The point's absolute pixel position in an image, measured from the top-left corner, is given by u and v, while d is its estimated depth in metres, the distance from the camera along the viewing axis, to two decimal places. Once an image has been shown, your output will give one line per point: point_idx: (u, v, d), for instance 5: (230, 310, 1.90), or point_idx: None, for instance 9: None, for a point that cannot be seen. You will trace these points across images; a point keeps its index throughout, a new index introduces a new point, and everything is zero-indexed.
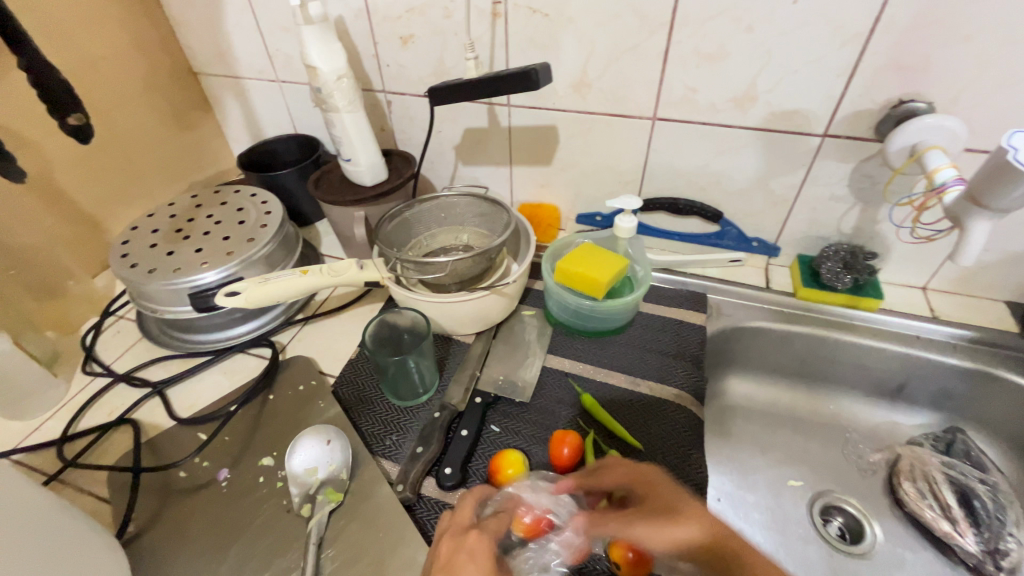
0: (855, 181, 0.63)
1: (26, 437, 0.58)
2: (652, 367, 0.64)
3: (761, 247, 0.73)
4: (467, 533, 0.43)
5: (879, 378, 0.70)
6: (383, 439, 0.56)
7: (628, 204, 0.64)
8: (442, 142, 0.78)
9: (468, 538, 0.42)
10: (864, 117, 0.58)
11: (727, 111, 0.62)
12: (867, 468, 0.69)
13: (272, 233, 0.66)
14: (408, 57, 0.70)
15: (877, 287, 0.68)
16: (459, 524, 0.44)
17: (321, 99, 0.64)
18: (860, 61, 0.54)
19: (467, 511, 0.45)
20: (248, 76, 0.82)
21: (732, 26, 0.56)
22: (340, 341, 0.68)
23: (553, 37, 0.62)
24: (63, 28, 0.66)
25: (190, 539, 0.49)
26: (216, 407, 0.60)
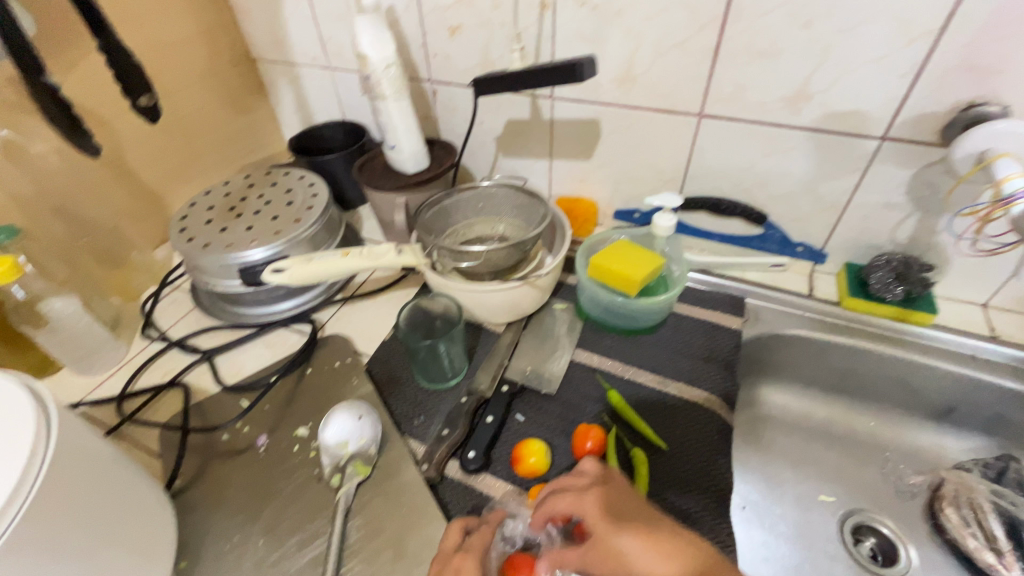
0: (914, 189, 0.59)
1: (90, 392, 0.63)
2: (683, 369, 0.63)
3: (806, 253, 0.71)
4: (453, 557, 0.44)
5: (926, 398, 0.67)
6: (411, 419, 0.58)
7: (668, 202, 0.64)
8: (484, 133, 0.79)
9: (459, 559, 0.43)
10: (929, 121, 0.54)
11: (778, 110, 0.60)
12: (905, 490, 0.66)
13: (317, 215, 0.69)
14: (455, 47, 0.71)
15: (931, 301, 0.65)
16: (445, 550, 0.45)
17: (370, 87, 0.65)
18: (928, 61, 0.51)
19: (451, 538, 0.46)
20: (302, 63, 0.85)
21: (789, 21, 0.54)
22: (375, 322, 0.70)
23: (600, 29, 0.62)
24: (138, 14, 0.70)
25: (229, 498, 0.53)
26: (258, 377, 0.63)
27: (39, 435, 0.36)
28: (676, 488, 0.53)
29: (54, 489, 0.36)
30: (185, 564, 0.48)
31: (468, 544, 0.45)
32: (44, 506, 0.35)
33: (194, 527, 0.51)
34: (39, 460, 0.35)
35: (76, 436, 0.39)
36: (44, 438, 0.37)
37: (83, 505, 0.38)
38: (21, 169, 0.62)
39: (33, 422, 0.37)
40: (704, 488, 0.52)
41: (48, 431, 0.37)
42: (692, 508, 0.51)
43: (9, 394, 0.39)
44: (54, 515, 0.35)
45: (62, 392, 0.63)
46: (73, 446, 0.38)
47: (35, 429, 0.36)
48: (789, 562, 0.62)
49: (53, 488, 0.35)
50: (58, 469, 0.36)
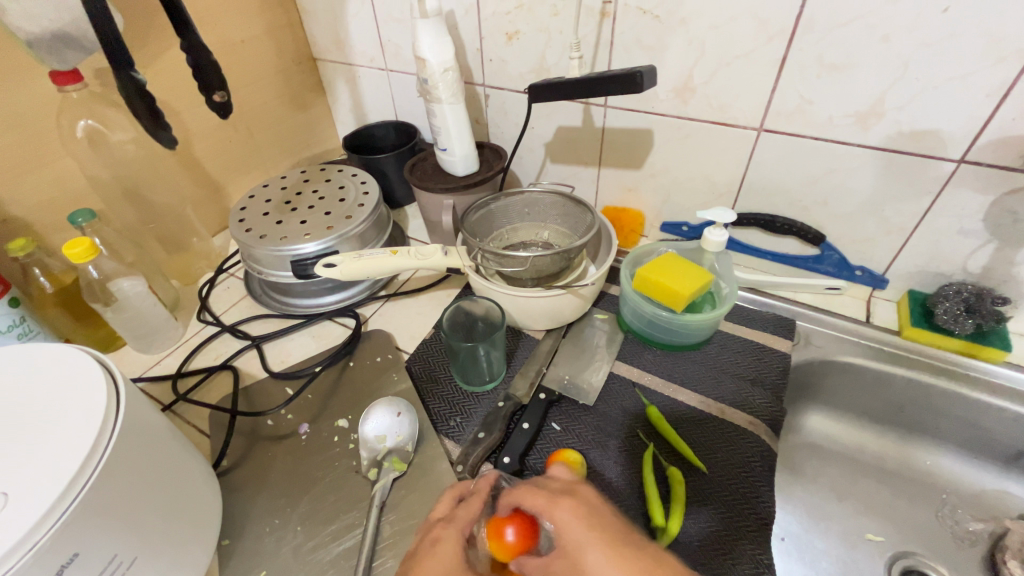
0: (992, 216, 0.56)
1: (149, 369, 0.67)
2: (727, 389, 0.61)
3: (864, 277, 0.67)
4: (437, 525, 0.44)
5: (992, 439, 0.62)
6: (447, 419, 0.58)
7: (721, 217, 0.61)
8: (534, 138, 0.79)
9: (442, 529, 0.43)
10: (1015, 145, 0.51)
11: (846, 127, 0.57)
12: (964, 537, 0.62)
13: (367, 212, 0.71)
14: (511, 52, 0.71)
15: (1004, 337, 0.60)
16: (433, 518, 0.46)
17: (427, 90, 0.67)
18: (1017, 81, 0.48)
19: (441, 508, 0.46)
20: (360, 64, 0.88)
21: (865, 35, 0.51)
22: (417, 321, 0.71)
23: (661, 38, 0.61)
24: (214, 13, 0.74)
25: (271, 482, 0.54)
26: (304, 366, 0.65)
27: (109, 410, 0.38)
28: (714, 510, 0.51)
29: (118, 463, 0.37)
30: (228, 542, 0.50)
31: (454, 516, 0.45)
32: (109, 478, 0.37)
33: (237, 507, 0.53)
34: (105, 437, 0.37)
35: (139, 412, 0.41)
36: (112, 413, 0.38)
37: (143, 479, 0.40)
38: (101, 155, 0.66)
39: (105, 398, 0.39)
40: (745, 515, 0.50)
41: (116, 407, 0.39)
42: (730, 534, 0.49)
43: (86, 368, 0.41)
44: (116, 486, 0.37)
45: (124, 367, 0.67)
46: (137, 421, 0.40)
47: (106, 404, 0.38)
48: None
49: (117, 460, 0.37)
50: (124, 443, 0.38)
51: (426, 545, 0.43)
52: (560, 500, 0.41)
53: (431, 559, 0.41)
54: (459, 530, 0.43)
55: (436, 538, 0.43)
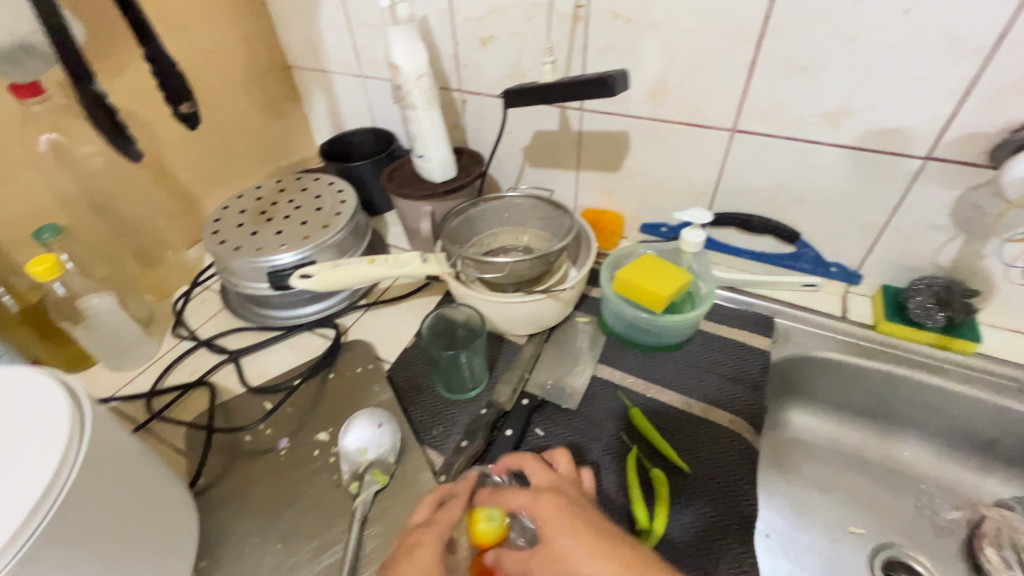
0: (959, 211, 0.57)
1: (121, 387, 0.65)
2: (709, 389, 0.61)
3: (840, 273, 0.68)
4: (417, 531, 0.43)
5: (967, 429, 0.63)
6: (430, 429, 0.58)
7: (699, 218, 0.63)
8: (512, 143, 0.79)
9: (422, 531, 0.43)
10: (979, 141, 0.52)
11: (817, 126, 0.58)
12: (942, 526, 0.63)
13: (345, 221, 0.70)
14: (486, 58, 0.71)
15: (975, 329, 0.62)
16: (412, 524, 0.45)
17: (401, 96, 0.66)
18: (978, 79, 0.49)
19: (421, 512, 0.46)
20: (335, 70, 0.87)
21: (832, 36, 0.52)
22: (398, 329, 0.70)
23: (634, 42, 0.61)
24: (182, 21, 0.73)
25: (250, 500, 0.53)
26: (283, 379, 0.64)
27: (70, 443, 0.37)
28: (698, 510, 0.51)
29: (78, 498, 0.36)
30: (206, 564, 0.49)
31: (434, 521, 0.44)
32: (68, 513, 0.35)
33: (215, 527, 0.51)
34: (65, 472, 0.35)
35: (104, 442, 0.39)
36: (73, 445, 0.37)
37: (106, 512, 0.38)
38: (67, 169, 0.64)
39: (67, 429, 0.37)
40: (729, 514, 0.51)
41: (78, 439, 0.37)
42: (714, 534, 0.50)
43: (48, 395, 0.39)
44: (76, 521, 0.36)
45: (96, 386, 0.65)
46: (103, 450, 0.39)
47: (67, 436, 0.37)
48: None
49: (78, 496, 0.36)
50: (85, 477, 0.37)
51: (404, 549, 0.42)
52: (543, 495, 0.42)
53: (411, 564, 0.40)
54: (438, 536, 0.42)
55: (416, 542, 0.42)
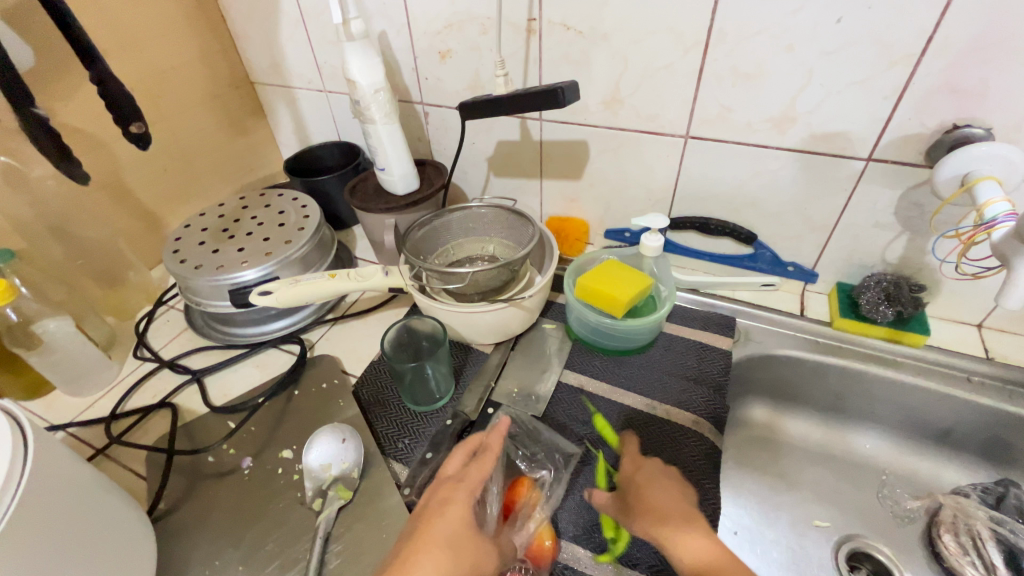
0: (902, 209, 0.59)
1: (81, 412, 0.64)
2: (672, 391, 0.62)
3: (796, 272, 0.70)
4: (447, 484, 0.48)
5: (922, 420, 0.65)
6: (395, 441, 0.58)
7: (655, 223, 0.64)
8: (475, 153, 0.80)
9: (451, 489, 0.47)
10: (914, 142, 0.54)
11: (765, 131, 0.60)
12: (903, 516, 0.64)
13: (308, 236, 0.70)
14: (445, 71, 0.72)
15: (924, 323, 0.64)
16: (444, 474, 0.49)
17: (360, 111, 0.66)
18: (909, 83, 0.51)
19: (453, 464, 0.50)
20: (298, 86, 0.87)
21: (772, 45, 0.54)
22: (365, 343, 0.70)
23: (586, 54, 0.62)
24: (137, 41, 0.72)
25: (211, 523, 0.52)
26: (246, 398, 0.63)
27: (8, 482, 0.35)
28: None
29: (12, 538, 0.34)
30: None
31: (464, 477, 0.48)
32: (6, 550, 0.34)
33: (175, 552, 0.51)
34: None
35: (47, 478, 0.38)
36: (11, 486, 0.36)
37: (48, 549, 0.37)
38: (19, 192, 0.63)
39: (5, 467, 0.36)
40: None
41: (18, 478, 0.36)
42: None
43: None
44: (14, 560, 0.34)
45: (53, 412, 0.64)
46: (45, 485, 0.38)
47: (6, 474, 0.36)
48: None
49: (12, 537, 0.34)
50: (21, 517, 0.35)
51: (435, 502, 0.46)
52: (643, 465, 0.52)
53: (438, 520, 0.44)
54: (467, 492, 0.46)
55: (446, 497, 0.46)
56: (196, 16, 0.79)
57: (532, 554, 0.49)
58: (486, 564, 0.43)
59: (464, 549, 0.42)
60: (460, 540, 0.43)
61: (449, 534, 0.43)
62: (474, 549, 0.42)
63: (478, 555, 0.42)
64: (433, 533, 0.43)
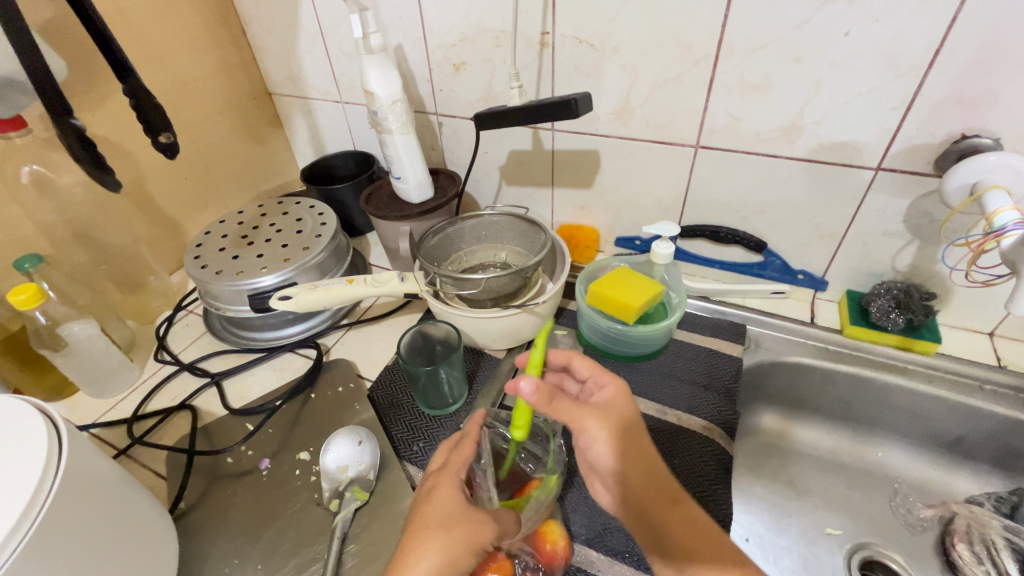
0: (911, 218, 0.60)
1: (104, 413, 0.65)
2: (682, 397, 0.63)
3: (805, 280, 0.71)
4: (434, 474, 0.49)
5: (934, 428, 0.65)
6: (410, 444, 0.59)
7: (666, 230, 0.65)
8: (487, 162, 0.82)
9: (437, 478, 0.48)
10: (923, 152, 0.55)
11: (773, 141, 0.61)
12: (915, 524, 0.64)
13: (325, 242, 0.71)
14: (459, 82, 0.74)
15: (934, 330, 0.64)
16: (431, 469, 0.50)
17: (377, 121, 0.68)
18: (917, 94, 0.52)
19: (439, 458, 0.51)
20: (315, 97, 0.89)
21: (780, 57, 0.55)
22: (380, 347, 0.72)
23: (597, 65, 0.64)
24: (162, 55, 0.75)
25: (230, 522, 0.53)
26: (264, 401, 0.65)
27: (44, 474, 0.37)
28: None
29: (48, 528, 0.36)
30: None
31: (447, 464, 0.49)
32: (44, 537, 0.36)
33: (196, 549, 0.52)
34: (38, 505, 0.36)
35: (74, 491, 0.39)
36: (48, 477, 0.37)
37: (82, 539, 0.38)
38: (49, 200, 0.66)
39: (36, 474, 0.37)
40: None
41: (53, 474, 0.38)
42: None
43: (21, 441, 0.39)
44: (51, 548, 0.36)
45: (77, 413, 0.65)
46: (73, 496, 0.38)
47: (31, 490, 0.36)
48: None
49: (34, 554, 0.35)
50: (56, 509, 0.37)
51: (424, 495, 0.47)
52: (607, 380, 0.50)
53: (429, 505, 0.45)
54: (452, 475, 0.47)
55: (433, 485, 0.47)
56: (218, 30, 0.82)
57: (541, 558, 0.48)
58: (486, 534, 0.44)
59: (455, 525, 0.43)
60: (452, 519, 0.44)
61: (442, 516, 0.44)
62: (468, 522, 0.43)
63: (474, 528, 0.43)
64: (426, 520, 0.44)
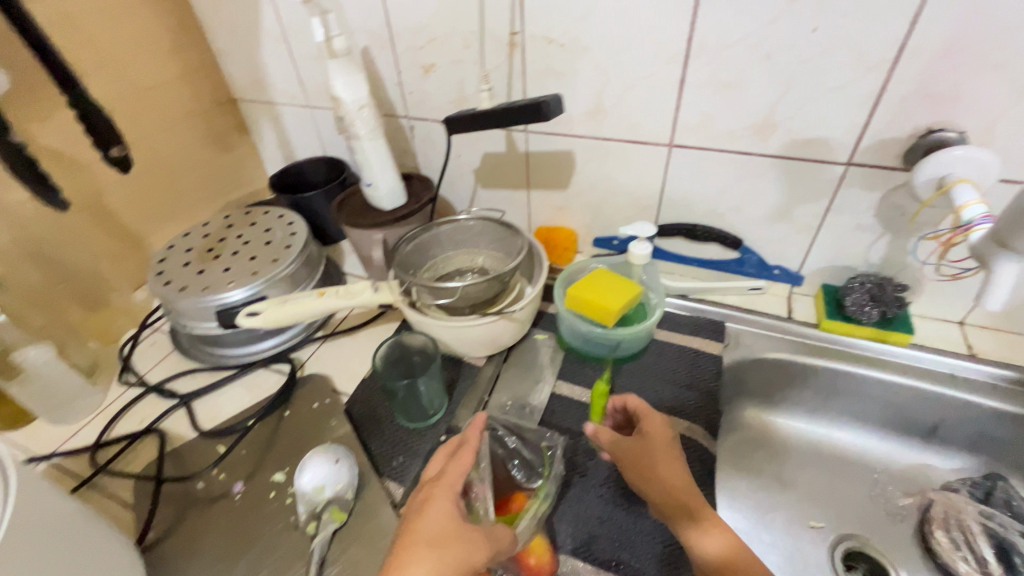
0: (882, 211, 0.60)
1: (64, 442, 0.62)
2: (665, 398, 0.62)
3: (782, 275, 0.71)
4: (429, 484, 0.48)
5: (912, 418, 0.66)
6: (390, 460, 0.57)
7: (642, 231, 0.65)
8: (461, 166, 0.80)
9: (432, 488, 0.47)
10: (891, 146, 0.56)
11: (746, 138, 0.61)
12: (895, 512, 0.65)
13: (295, 253, 0.69)
14: (430, 85, 0.72)
15: (907, 322, 0.65)
16: (426, 477, 0.50)
17: (345, 127, 0.66)
18: (884, 90, 0.53)
19: (435, 465, 0.51)
20: (281, 102, 0.86)
21: (750, 54, 0.55)
22: (356, 359, 0.70)
23: (569, 65, 0.63)
24: (117, 62, 0.72)
25: (203, 551, 0.51)
26: (236, 420, 0.62)
27: None
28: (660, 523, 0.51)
29: None
30: None
31: (444, 474, 0.48)
32: None
33: None
34: None
35: (25, 533, 0.36)
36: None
37: None
38: None
39: None
40: None
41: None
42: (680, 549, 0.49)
43: None
44: None
45: (35, 442, 0.62)
46: (24, 539, 0.36)
47: None
48: None
49: None
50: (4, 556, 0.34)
51: (418, 505, 0.46)
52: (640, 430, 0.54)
53: (422, 519, 0.44)
54: (448, 488, 0.47)
55: (427, 497, 0.47)
56: (176, 34, 0.79)
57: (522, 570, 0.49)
58: (480, 553, 0.42)
59: (446, 542, 0.42)
60: (444, 536, 0.43)
61: (434, 532, 0.43)
62: (459, 540, 0.42)
63: (466, 547, 0.42)
64: (417, 534, 0.43)
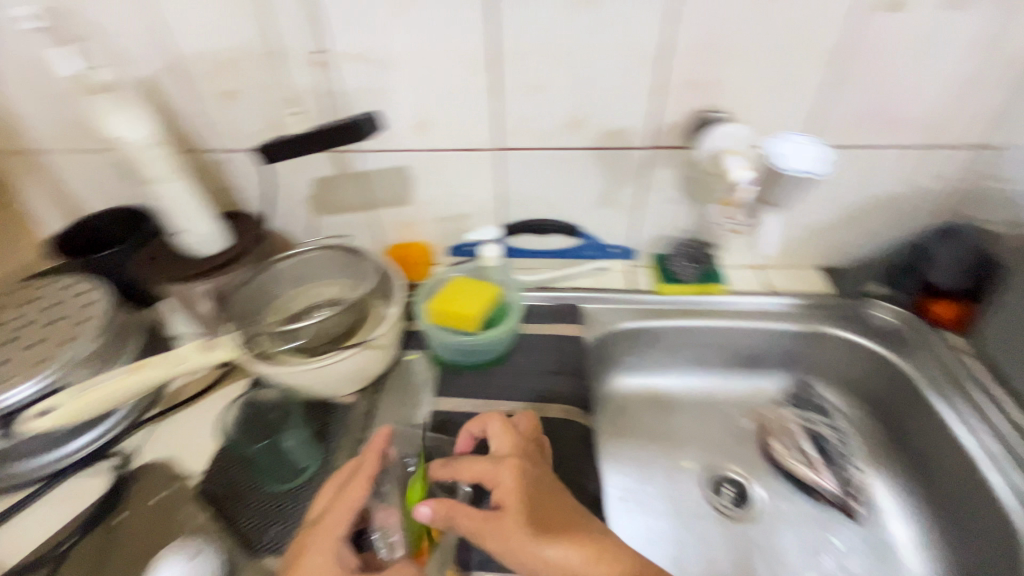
0: (683, 184, 0.70)
1: None
2: (539, 389, 0.65)
3: (616, 252, 0.78)
4: (312, 526, 0.45)
5: (741, 351, 0.77)
6: (262, 533, 0.51)
7: (486, 235, 0.70)
8: (292, 195, 0.74)
9: (309, 534, 0.45)
10: (677, 128, 0.64)
11: (562, 135, 0.66)
12: (742, 434, 0.75)
13: (97, 327, 0.58)
14: (235, 113, 0.65)
15: (720, 273, 0.77)
16: (309, 519, 0.47)
17: (133, 170, 0.57)
18: (661, 81, 0.61)
19: (321, 503, 0.47)
20: (46, 149, 0.71)
21: (548, 58, 0.60)
22: (202, 431, 0.61)
23: (383, 81, 0.62)
24: None
25: None
26: (49, 547, 0.51)
27: None
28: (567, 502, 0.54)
29: None
30: None
31: (324, 518, 0.45)
32: None
33: None
34: None
35: None
36: None
37: None
38: None
39: None
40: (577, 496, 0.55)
41: None
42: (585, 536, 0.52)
43: None
44: None
45: None
46: None
47: None
48: (669, 534, 0.66)
49: None
50: None
51: (298, 551, 0.44)
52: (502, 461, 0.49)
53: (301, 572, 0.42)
54: (331, 535, 0.44)
55: (304, 546, 0.44)
56: None
57: None
58: None
59: None
60: None
61: None
62: None
63: None
64: None
